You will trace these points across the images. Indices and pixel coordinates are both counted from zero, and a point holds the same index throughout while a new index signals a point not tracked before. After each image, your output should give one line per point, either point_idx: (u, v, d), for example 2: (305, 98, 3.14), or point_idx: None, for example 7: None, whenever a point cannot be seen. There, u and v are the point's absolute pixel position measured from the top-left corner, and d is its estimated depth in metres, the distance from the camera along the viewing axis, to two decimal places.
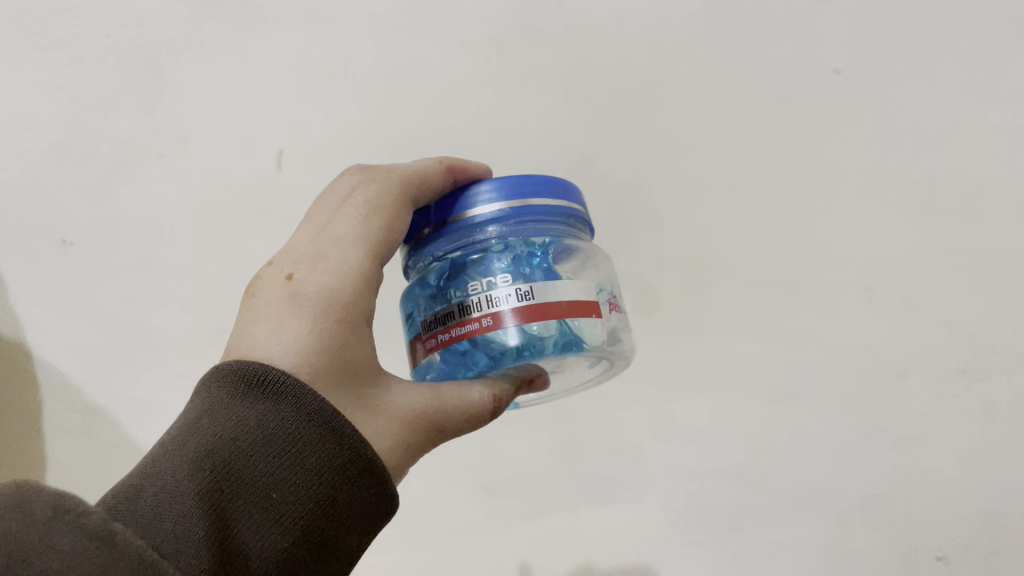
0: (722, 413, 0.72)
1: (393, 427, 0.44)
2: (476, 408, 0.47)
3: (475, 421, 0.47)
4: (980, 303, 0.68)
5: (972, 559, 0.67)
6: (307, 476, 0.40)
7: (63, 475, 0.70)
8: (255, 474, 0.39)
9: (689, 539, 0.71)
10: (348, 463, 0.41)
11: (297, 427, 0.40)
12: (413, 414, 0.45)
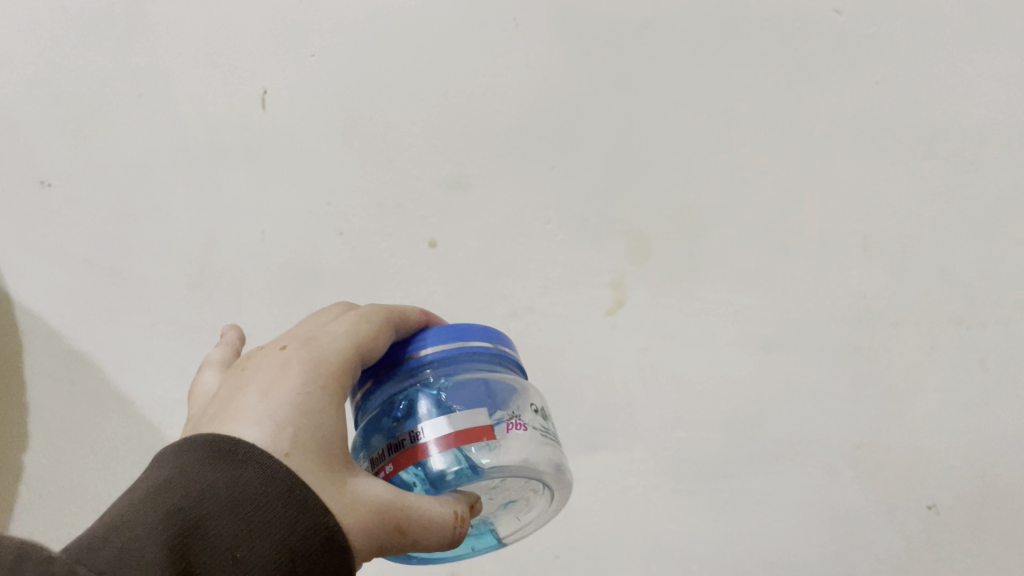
0: (715, 362, 0.68)
1: (358, 519, 0.39)
2: (437, 523, 0.41)
3: (435, 534, 0.41)
4: (977, 252, 0.67)
5: (962, 509, 0.65)
6: (271, 542, 0.36)
7: (37, 420, 0.69)
8: (218, 538, 0.36)
9: (677, 489, 0.68)
10: (313, 540, 0.37)
11: (263, 491, 0.37)
12: (380, 510, 0.40)
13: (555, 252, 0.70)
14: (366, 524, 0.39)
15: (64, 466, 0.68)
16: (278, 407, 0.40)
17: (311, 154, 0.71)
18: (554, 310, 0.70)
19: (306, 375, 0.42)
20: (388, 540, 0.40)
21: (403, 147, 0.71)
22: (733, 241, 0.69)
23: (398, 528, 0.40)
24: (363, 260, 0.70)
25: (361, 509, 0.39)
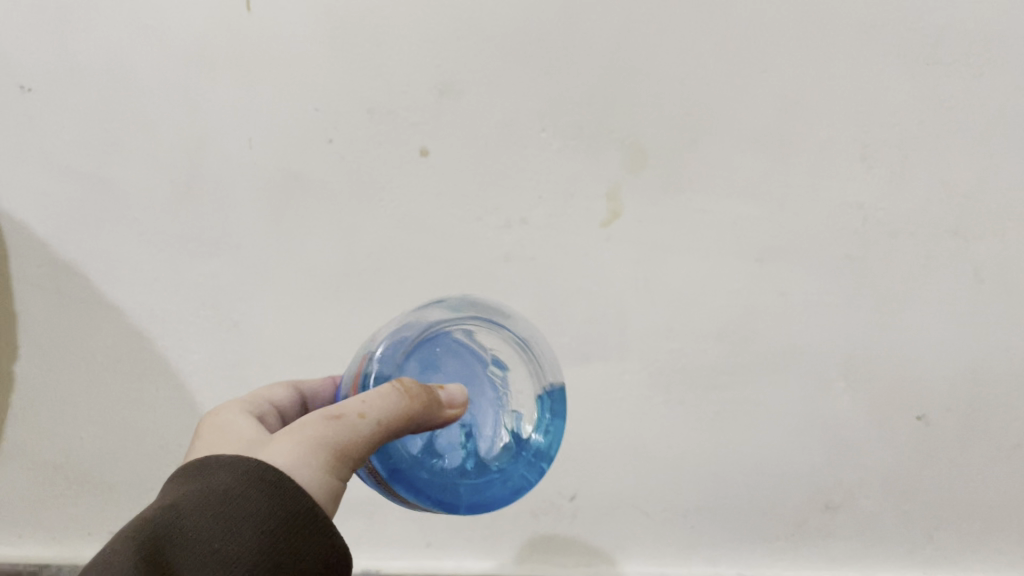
0: (707, 276, 0.68)
1: (294, 443, 0.35)
2: (377, 396, 0.37)
3: (384, 403, 0.37)
4: (977, 163, 0.65)
5: (950, 417, 0.68)
6: (247, 527, 0.33)
7: (37, 331, 0.70)
8: (191, 531, 0.32)
9: (670, 399, 0.69)
10: (294, 519, 0.34)
11: (231, 485, 0.34)
12: (307, 443, 0.35)
13: (551, 162, 0.67)
14: (306, 457, 0.35)
15: (78, 378, 0.71)
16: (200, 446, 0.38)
17: (291, 58, 0.67)
18: (548, 223, 0.68)
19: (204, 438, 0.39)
20: (342, 448, 0.36)
21: (390, 53, 0.66)
22: (733, 149, 0.66)
23: (336, 421, 0.36)
24: (356, 169, 0.68)
25: (294, 442, 0.35)
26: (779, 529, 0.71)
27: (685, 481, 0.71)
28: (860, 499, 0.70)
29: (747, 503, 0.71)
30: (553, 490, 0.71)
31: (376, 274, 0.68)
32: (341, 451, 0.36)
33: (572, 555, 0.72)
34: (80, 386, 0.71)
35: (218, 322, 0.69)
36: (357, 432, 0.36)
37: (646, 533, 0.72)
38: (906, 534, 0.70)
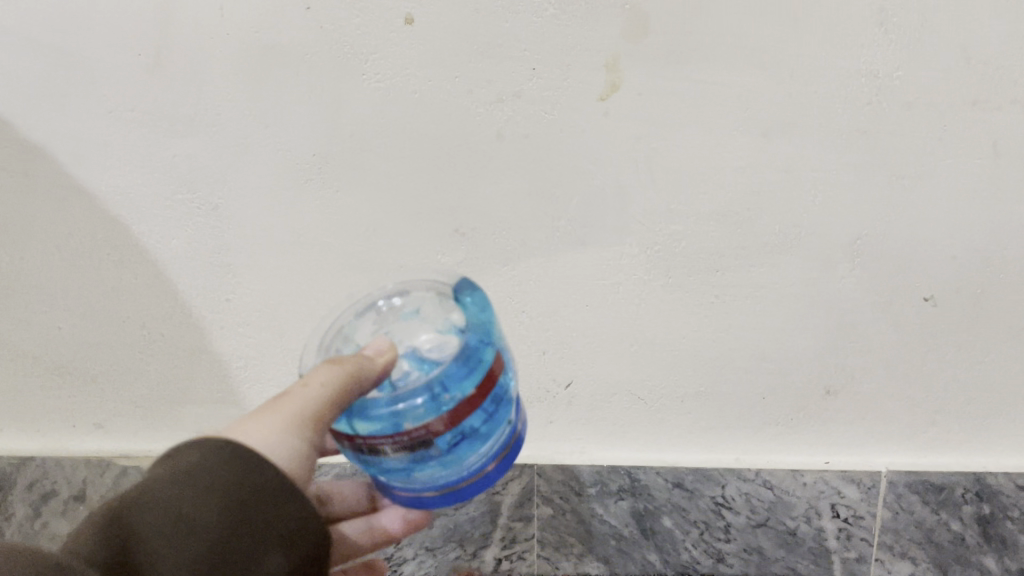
0: (708, 152, 0.63)
1: (258, 420, 0.42)
2: (313, 374, 0.43)
3: (318, 376, 0.43)
4: (1006, 25, 0.58)
5: (958, 298, 0.66)
6: (210, 496, 0.39)
7: (11, 213, 0.67)
8: (161, 502, 0.39)
9: (669, 282, 0.67)
10: (257, 485, 0.40)
11: (197, 458, 0.40)
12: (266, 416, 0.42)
13: (540, 29, 0.60)
14: (270, 428, 0.42)
15: (58, 263, 0.69)
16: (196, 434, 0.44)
17: None
18: (542, 97, 0.62)
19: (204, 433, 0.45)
20: (296, 419, 0.42)
21: None
22: (751, 11, 0.59)
23: (291, 400, 0.43)
24: (330, 39, 0.61)
25: (255, 419, 0.42)
26: (778, 411, 0.70)
27: (683, 366, 0.70)
28: (861, 383, 0.69)
29: (747, 389, 0.70)
30: (546, 378, 0.71)
31: (359, 155, 0.64)
32: (298, 418, 0.42)
33: (564, 442, 0.74)
34: (61, 277, 0.69)
35: (197, 206, 0.66)
36: (304, 397, 0.42)
37: (641, 417, 0.72)
38: (908, 417, 0.69)
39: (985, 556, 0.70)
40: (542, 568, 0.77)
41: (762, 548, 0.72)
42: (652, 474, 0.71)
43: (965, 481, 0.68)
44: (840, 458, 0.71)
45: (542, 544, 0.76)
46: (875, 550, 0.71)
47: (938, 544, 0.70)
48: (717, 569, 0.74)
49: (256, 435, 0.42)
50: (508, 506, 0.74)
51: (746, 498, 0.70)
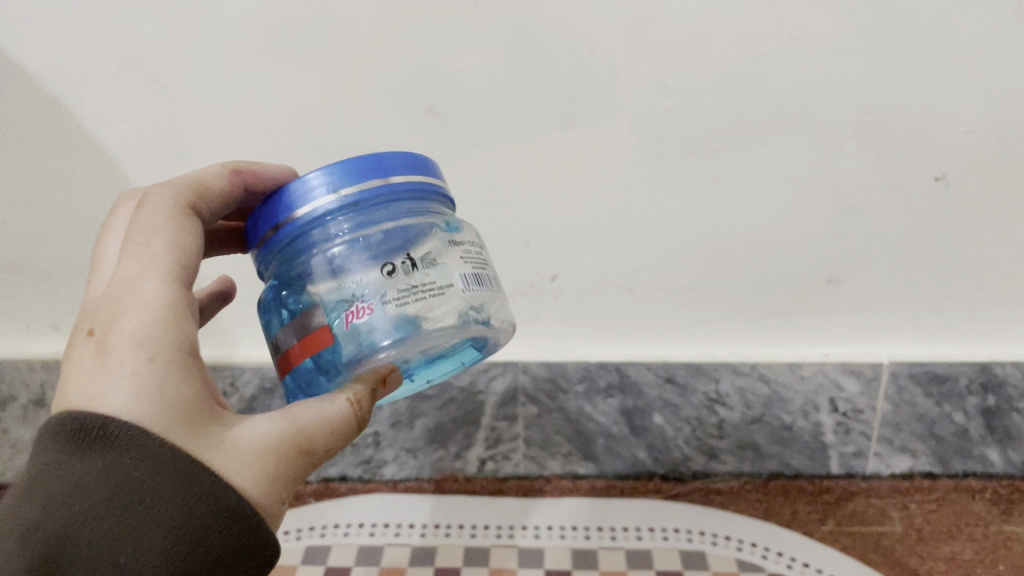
0: (706, 17, 0.56)
1: (257, 460, 0.37)
2: (324, 413, 0.39)
3: (330, 428, 0.39)
4: None
5: (971, 175, 0.60)
6: (160, 522, 0.34)
7: None
8: (102, 529, 0.34)
9: (662, 164, 0.61)
10: (216, 510, 0.35)
11: (140, 471, 0.34)
12: (267, 448, 0.38)
13: None
14: (269, 476, 0.37)
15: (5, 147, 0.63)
16: (136, 364, 0.36)
17: None
18: None
19: (134, 328, 0.37)
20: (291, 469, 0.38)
21: None
22: None
23: (291, 445, 0.38)
24: None
25: (248, 456, 0.37)
26: (777, 302, 0.66)
27: (676, 257, 0.65)
28: (866, 270, 0.64)
29: (743, 279, 0.65)
30: (532, 271, 0.66)
31: (320, 24, 0.57)
32: (296, 457, 0.38)
33: (552, 338, 0.69)
34: (8, 163, 0.63)
35: (146, 84, 0.59)
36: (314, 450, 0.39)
37: (631, 311, 0.67)
38: (913, 305, 0.65)
39: (987, 448, 0.67)
40: (528, 469, 0.71)
41: (757, 444, 0.69)
42: (642, 371, 0.67)
43: (969, 371, 0.65)
44: (841, 351, 0.66)
45: (528, 444, 0.70)
46: (874, 445, 0.68)
47: (940, 438, 0.67)
48: (710, 469, 0.69)
49: (234, 471, 0.36)
50: (491, 406, 0.69)
51: (740, 392, 0.67)
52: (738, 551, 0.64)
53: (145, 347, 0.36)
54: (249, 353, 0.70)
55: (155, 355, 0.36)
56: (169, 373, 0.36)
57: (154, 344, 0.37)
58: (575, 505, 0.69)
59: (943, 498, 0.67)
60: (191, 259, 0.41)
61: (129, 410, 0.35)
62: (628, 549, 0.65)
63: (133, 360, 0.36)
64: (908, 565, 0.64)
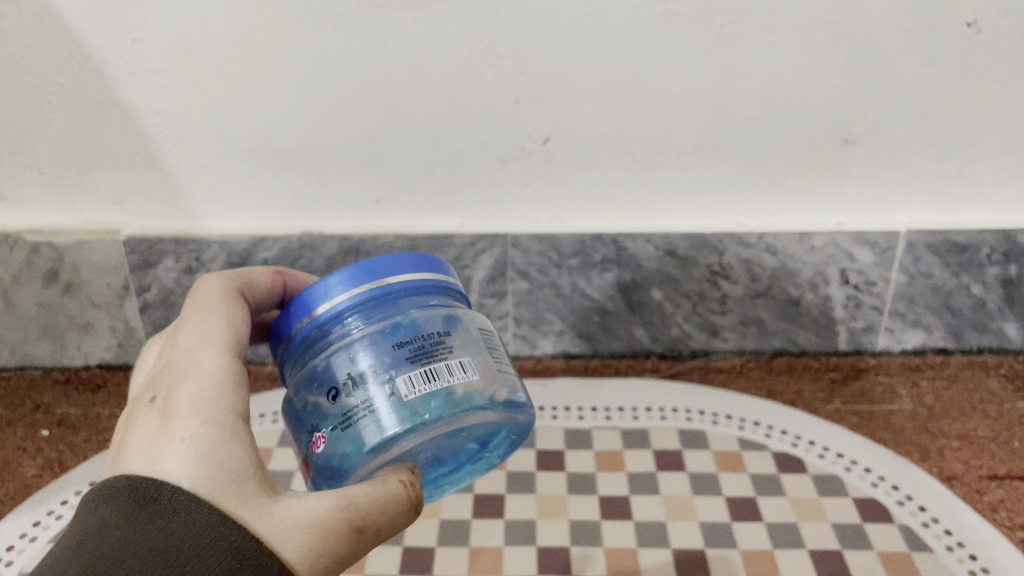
0: None
1: (305, 535, 0.35)
2: (386, 513, 0.36)
3: (386, 518, 0.36)
4: None
5: (1009, 23, 0.53)
6: None
7: None
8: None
9: (667, 10, 0.54)
10: None
11: (194, 538, 0.33)
12: (318, 534, 0.35)
13: None
14: (312, 538, 0.35)
15: None
16: (195, 431, 0.35)
17: None
18: None
19: (197, 399, 0.37)
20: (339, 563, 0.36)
21: None
22: None
23: (340, 528, 0.35)
24: None
25: (295, 532, 0.35)
26: (788, 168, 0.60)
27: (681, 112, 0.57)
28: (887, 128, 0.58)
29: (755, 136, 0.58)
30: (522, 133, 0.59)
31: None
32: (343, 524, 0.35)
33: (544, 210, 0.62)
34: None
35: None
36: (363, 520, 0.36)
37: (632, 177, 0.61)
38: (935, 168, 0.59)
39: (1006, 323, 0.64)
40: (518, 349, 0.68)
41: (761, 321, 0.65)
42: (641, 243, 0.62)
43: (992, 240, 0.60)
44: (854, 219, 0.61)
45: (517, 322, 0.66)
46: (885, 319, 0.64)
47: (956, 311, 0.64)
48: (710, 346, 0.66)
49: (286, 548, 0.34)
50: (478, 283, 0.64)
51: (746, 266, 0.63)
52: (740, 430, 0.61)
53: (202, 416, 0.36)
54: (217, 226, 0.62)
55: (211, 418, 0.36)
56: (228, 440, 0.36)
57: (210, 410, 0.36)
58: (567, 387, 0.66)
59: (956, 374, 0.65)
60: (245, 345, 0.41)
61: (187, 467, 0.34)
62: (623, 429, 0.62)
63: (194, 428, 0.36)
64: (918, 442, 0.59)
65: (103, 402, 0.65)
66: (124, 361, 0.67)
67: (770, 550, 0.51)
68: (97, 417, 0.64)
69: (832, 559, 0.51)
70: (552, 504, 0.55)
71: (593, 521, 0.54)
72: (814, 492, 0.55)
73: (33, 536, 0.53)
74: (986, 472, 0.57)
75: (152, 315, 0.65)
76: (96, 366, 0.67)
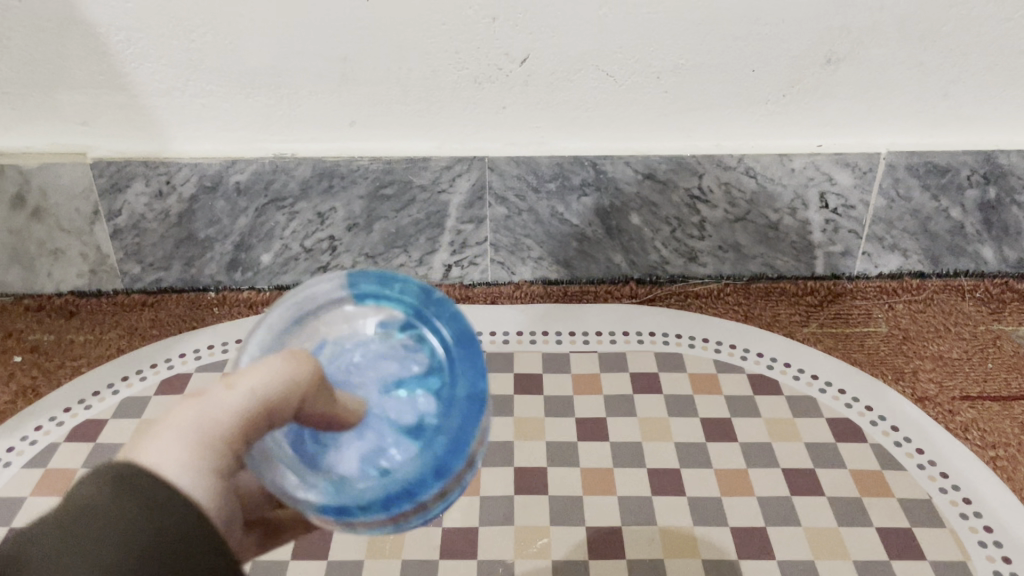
0: None
1: (158, 426, 0.29)
2: (263, 371, 0.30)
3: (261, 374, 0.30)
4: None
5: None
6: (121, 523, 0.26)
7: None
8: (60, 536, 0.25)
9: None
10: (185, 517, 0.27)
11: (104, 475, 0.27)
12: (164, 422, 0.30)
13: None
14: (167, 423, 0.29)
15: None
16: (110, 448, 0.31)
17: None
18: None
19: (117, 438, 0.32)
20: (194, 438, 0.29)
21: None
22: None
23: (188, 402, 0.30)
24: None
25: (152, 427, 0.30)
26: (768, 89, 0.58)
27: (662, 32, 0.56)
28: (869, 47, 0.56)
29: (739, 56, 0.57)
30: (497, 53, 0.57)
31: None
32: (194, 406, 0.30)
33: (522, 132, 0.61)
34: None
35: None
36: (218, 397, 0.30)
37: (612, 98, 0.59)
38: (918, 88, 0.58)
39: (982, 246, 0.64)
40: (496, 275, 0.67)
41: (739, 245, 0.65)
42: (620, 166, 0.61)
43: (972, 161, 0.60)
44: (834, 141, 0.61)
45: (495, 249, 0.66)
46: (863, 243, 0.64)
47: (934, 235, 0.64)
48: (689, 271, 0.66)
49: (136, 440, 0.29)
50: (456, 208, 0.63)
51: (725, 190, 0.62)
52: (716, 353, 0.61)
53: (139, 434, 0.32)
54: (188, 149, 0.61)
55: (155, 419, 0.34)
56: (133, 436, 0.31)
57: None
58: (545, 312, 0.65)
59: (931, 298, 0.65)
60: None
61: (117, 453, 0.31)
62: (600, 352, 0.62)
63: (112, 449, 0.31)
64: (892, 364, 0.60)
65: (77, 328, 0.64)
66: (97, 289, 0.67)
67: (744, 469, 0.52)
68: (70, 344, 0.63)
69: (805, 477, 0.51)
70: (530, 426, 0.56)
71: (570, 443, 0.54)
72: (788, 413, 0.56)
73: (7, 461, 0.53)
74: (958, 393, 0.57)
75: (123, 241, 0.64)
76: (68, 293, 0.66)
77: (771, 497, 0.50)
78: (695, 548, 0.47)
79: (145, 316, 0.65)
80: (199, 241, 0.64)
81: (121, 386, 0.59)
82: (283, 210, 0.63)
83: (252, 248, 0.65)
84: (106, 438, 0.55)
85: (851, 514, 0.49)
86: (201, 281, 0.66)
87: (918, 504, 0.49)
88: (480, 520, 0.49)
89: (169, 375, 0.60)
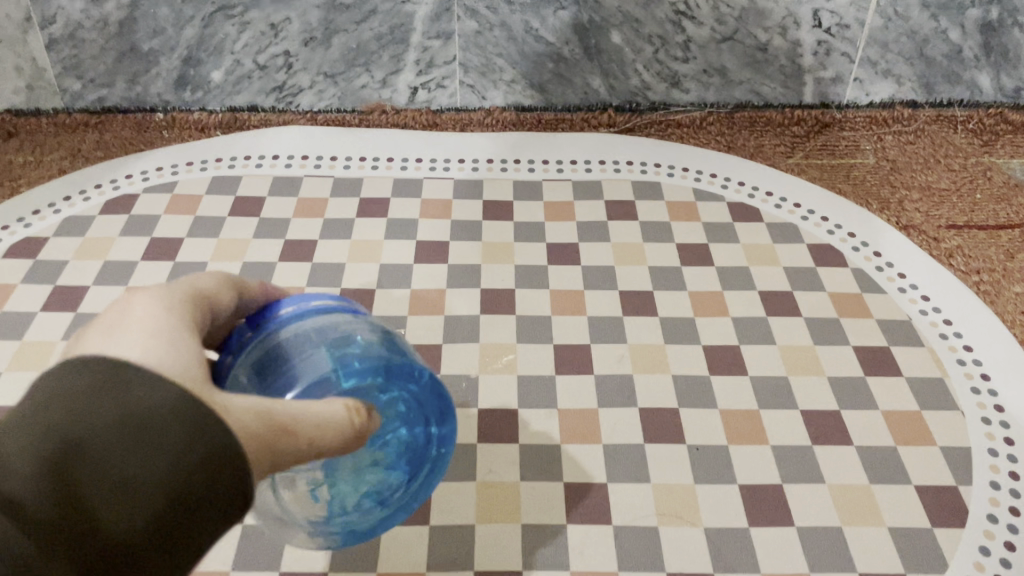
0: None
1: (249, 416, 0.25)
2: (329, 423, 0.27)
3: (327, 432, 0.27)
4: None
5: None
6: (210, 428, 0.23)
7: None
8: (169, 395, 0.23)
9: None
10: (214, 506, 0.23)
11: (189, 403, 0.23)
12: (252, 418, 0.25)
13: None
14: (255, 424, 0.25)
15: None
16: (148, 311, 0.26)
17: None
18: None
19: (163, 302, 0.27)
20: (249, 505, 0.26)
21: None
22: None
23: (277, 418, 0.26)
24: None
25: (242, 412, 0.25)
26: None
27: None
28: None
29: None
30: None
31: None
32: (277, 428, 0.26)
33: None
34: None
35: None
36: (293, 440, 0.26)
37: None
38: None
39: (979, 73, 0.61)
40: (465, 100, 0.63)
41: (724, 69, 0.61)
42: None
43: None
44: None
45: (465, 70, 0.62)
46: (855, 69, 0.61)
47: (930, 60, 0.60)
48: (670, 99, 0.63)
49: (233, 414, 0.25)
50: (421, 21, 0.59)
51: (712, 6, 0.57)
52: (695, 183, 0.58)
53: (176, 303, 0.27)
54: None
55: (174, 310, 0.27)
56: (185, 333, 0.26)
57: None
58: (517, 140, 0.62)
59: (922, 129, 0.62)
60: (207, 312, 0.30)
61: (155, 350, 0.25)
62: (574, 180, 0.59)
63: (154, 312, 0.26)
64: (879, 194, 0.57)
65: (15, 149, 0.60)
66: (35, 107, 0.62)
67: (720, 292, 0.50)
68: (8, 165, 0.59)
69: (783, 300, 0.49)
70: (498, 249, 0.53)
71: (539, 265, 0.52)
72: (769, 239, 0.54)
73: None
74: (944, 222, 0.55)
75: (60, 52, 0.59)
76: (5, 112, 0.62)
77: (746, 317, 0.48)
78: (666, 363, 0.45)
79: (89, 137, 0.61)
80: (143, 54, 0.59)
81: (63, 207, 0.55)
82: (232, 20, 0.58)
83: (202, 65, 0.60)
84: (47, 255, 0.52)
85: (829, 333, 0.47)
86: (148, 100, 0.62)
87: (898, 326, 0.48)
88: (445, 337, 0.47)
89: (115, 196, 0.56)
